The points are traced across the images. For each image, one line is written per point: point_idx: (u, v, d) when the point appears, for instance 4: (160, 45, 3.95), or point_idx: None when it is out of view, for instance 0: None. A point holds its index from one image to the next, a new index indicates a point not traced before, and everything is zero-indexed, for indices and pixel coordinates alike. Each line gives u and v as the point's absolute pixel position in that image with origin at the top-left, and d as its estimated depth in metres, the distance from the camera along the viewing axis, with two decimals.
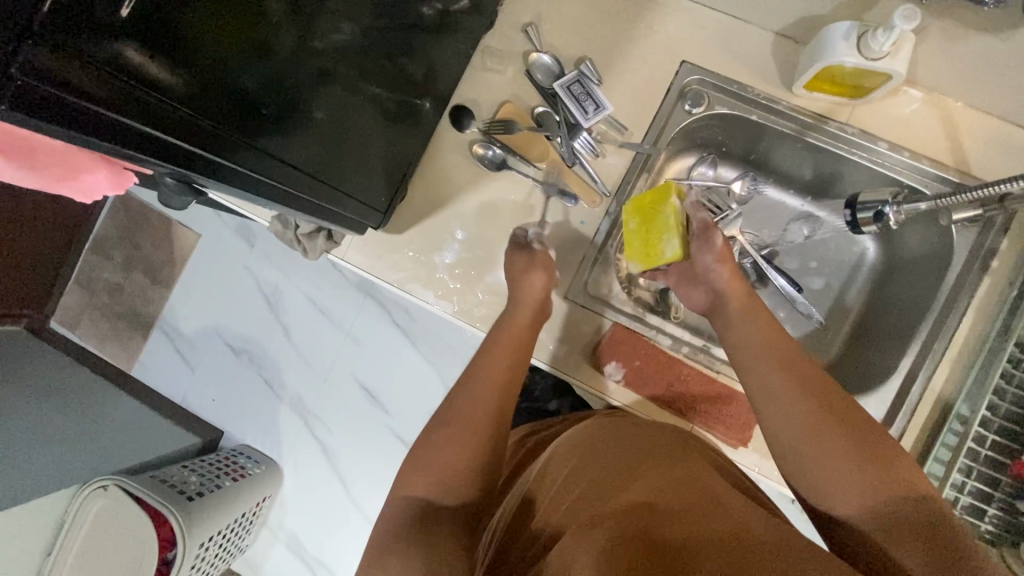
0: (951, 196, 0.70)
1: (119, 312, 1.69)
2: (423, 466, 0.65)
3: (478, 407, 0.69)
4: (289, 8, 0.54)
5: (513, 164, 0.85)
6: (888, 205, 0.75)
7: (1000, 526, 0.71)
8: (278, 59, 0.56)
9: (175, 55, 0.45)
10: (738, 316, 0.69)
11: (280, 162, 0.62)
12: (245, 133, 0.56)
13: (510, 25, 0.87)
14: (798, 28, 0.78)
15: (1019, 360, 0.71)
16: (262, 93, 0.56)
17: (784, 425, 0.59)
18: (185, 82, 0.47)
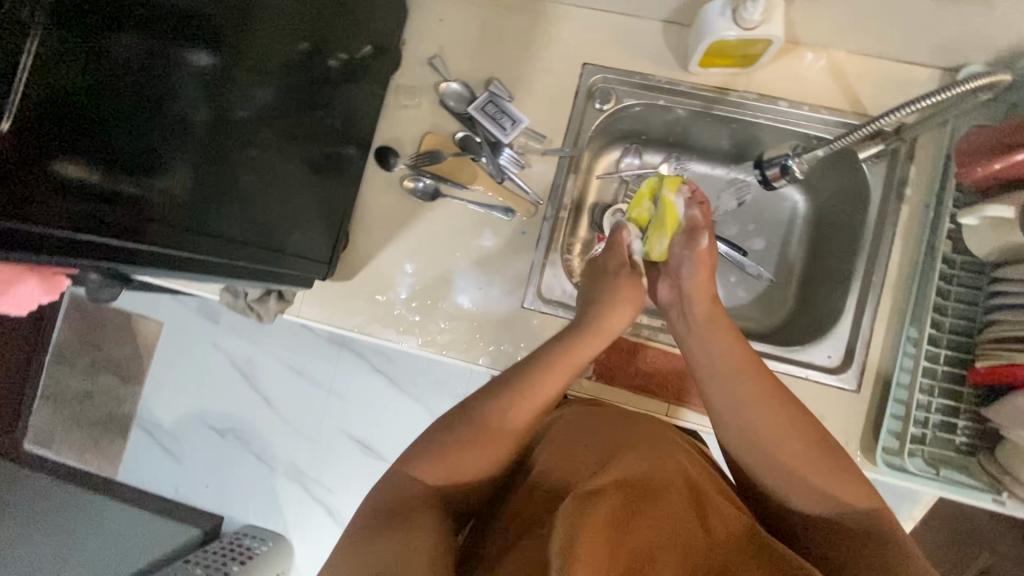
0: (843, 138, 0.74)
1: (93, 418, 1.64)
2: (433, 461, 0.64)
3: (514, 412, 0.68)
4: (200, 87, 0.57)
5: (446, 190, 0.88)
6: (792, 158, 0.76)
7: (973, 436, 0.73)
8: (198, 136, 0.58)
9: (84, 153, 0.47)
10: (704, 322, 0.74)
11: (212, 237, 0.64)
12: (169, 217, 0.57)
13: (416, 61, 0.90)
14: (681, 14, 0.83)
15: (950, 276, 0.75)
16: (184, 173, 0.58)
17: (748, 436, 0.65)
18: (102, 177, 0.49)
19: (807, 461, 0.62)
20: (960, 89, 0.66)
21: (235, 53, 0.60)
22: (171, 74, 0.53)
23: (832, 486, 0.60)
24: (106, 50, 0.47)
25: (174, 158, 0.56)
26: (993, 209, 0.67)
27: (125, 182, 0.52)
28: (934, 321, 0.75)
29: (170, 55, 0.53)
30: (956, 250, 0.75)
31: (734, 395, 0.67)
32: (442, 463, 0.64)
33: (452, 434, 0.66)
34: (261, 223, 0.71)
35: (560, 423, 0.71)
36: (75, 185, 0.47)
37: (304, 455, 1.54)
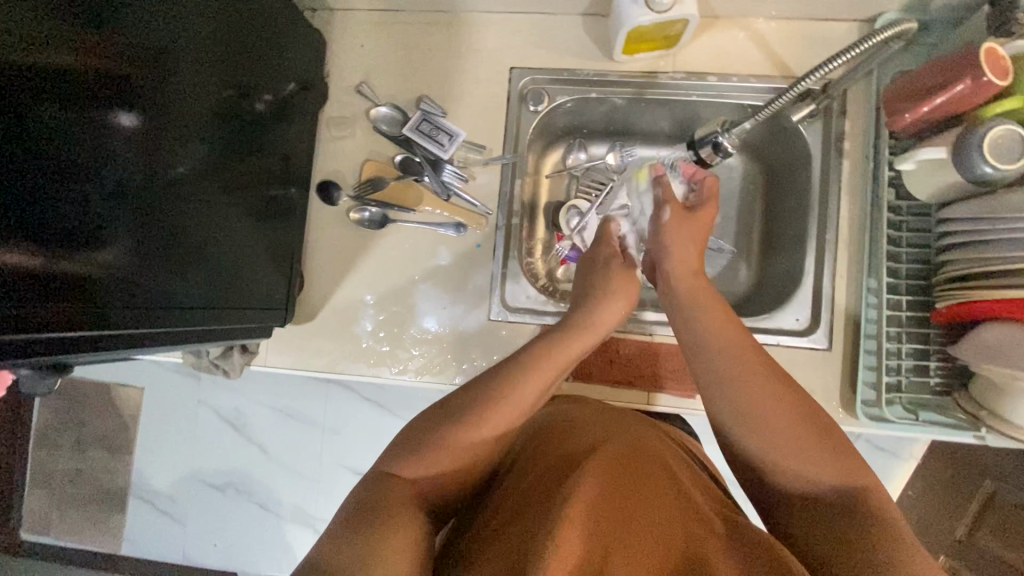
0: (766, 107, 0.72)
1: (87, 496, 1.60)
2: (425, 457, 0.62)
3: (494, 425, 0.65)
4: (129, 145, 0.58)
5: (394, 216, 0.87)
6: (721, 135, 0.76)
7: (948, 375, 0.74)
8: (134, 198, 0.59)
9: (15, 232, 0.47)
10: (689, 299, 0.73)
11: (164, 301, 0.63)
12: (114, 283, 0.57)
13: (344, 91, 0.89)
14: (597, 5, 0.82)
15: (898, 222, 0.75)
16: (124, 239, 0.58)
17: (735, 402, 0.63)
18: (39, 255, 0.50)
19: (796, 442, 0.59)
20: (877, 38, 0.66)
21: (162, 109, 0.61)
22: (99, 138, 0.54)
23: (818, 469, 0.58)
24: (32, 123, 0.48)
25: (115, 224, 0.57)
26: (927, 151, 0.67)
27: (64, 255, 0.52)
28: (890, 270, 0.75)
29: (93, 118, 0.54)
30: (901, 196, 0.76)
31: (722, 363, 0.65)
32: (432, 458, 0.62)
33: (444, 436, 0.64)
34: (218, 282, 0.71)
35: (547, 429, 0.71)
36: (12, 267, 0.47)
37: (307, 497, 1.52)
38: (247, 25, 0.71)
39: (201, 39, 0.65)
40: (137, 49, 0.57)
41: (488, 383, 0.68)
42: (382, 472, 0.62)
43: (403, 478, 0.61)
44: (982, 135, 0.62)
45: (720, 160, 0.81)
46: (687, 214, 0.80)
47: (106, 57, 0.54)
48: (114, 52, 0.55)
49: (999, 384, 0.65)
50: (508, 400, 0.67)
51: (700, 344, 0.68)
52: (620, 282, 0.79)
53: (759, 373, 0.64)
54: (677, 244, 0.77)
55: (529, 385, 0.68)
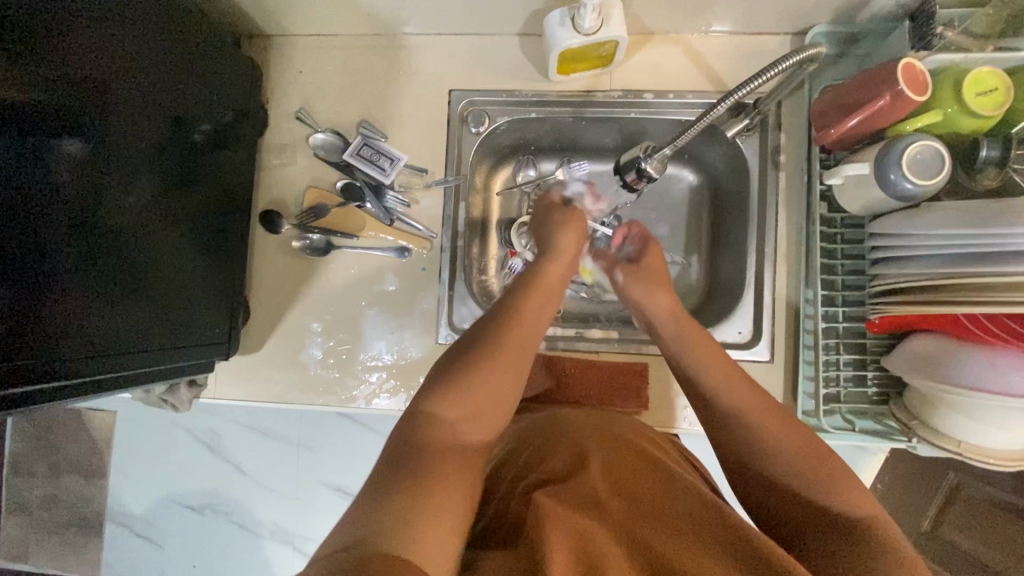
0: (682, 134, 0.70)
1: (63, 523, 1.60)
2: (454, 399, 0.62)
3: (503, 362, 0.65)
4: (73, 172, 0.59)
5: (338, 242, 0.86)
6: (643, 161, 0.75)
7: (884, 383, 0.75)
8: (80, 225, 0.60)
9: None
10: (673, 327, 0.72)
11: (106, 335, 0.63)
12: (54, 310, 0.57)
13: (283, 118, 0.89)
14: (532, 25, 0.82)
15: (833, 234, 0.76)
16: (69, 265, 0.58)
17: (720, 401, 0.64)
18: None
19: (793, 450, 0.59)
20: (776, 69, 0.66)
21: (107, 140, 0.62)
22: (41, 167, 0.56)
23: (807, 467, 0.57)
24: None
25: (52, 256, 0.57)
26: (851, 167, 0.67)
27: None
28: (827, 282, 0.76)
29: (33, 149, 0.55)
30: (834, 208, 0.76)
31: (702, 369, 0.67)
32: (455, 390, 0.62)
33: (462, 375, 0.63)
34: (163, 316, 0.71)
35: (549, 432, 0.71)
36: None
37: (285, 514, 1.52)
38: (188, 56, 0.72)
39: (147, 71, 0.66)
40: (72, 82, 0.58)
41: (496, 320, 0.69)
42: (415, 418, 0.61)
43: (432, 422, 0.60)
44: (899, 153, 0.64)
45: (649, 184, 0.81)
46: (635, 267, 0.78)
47: (39, 92, 0.55)
48: (52, 86, 0.56)
49: (928, 395, 0.66)
50: (523, 334, 0.69)
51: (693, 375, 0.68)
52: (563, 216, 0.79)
53: (731, 379, 0.65)
54: (649, 293, 0.74)
55: (531, 313, 0.71)
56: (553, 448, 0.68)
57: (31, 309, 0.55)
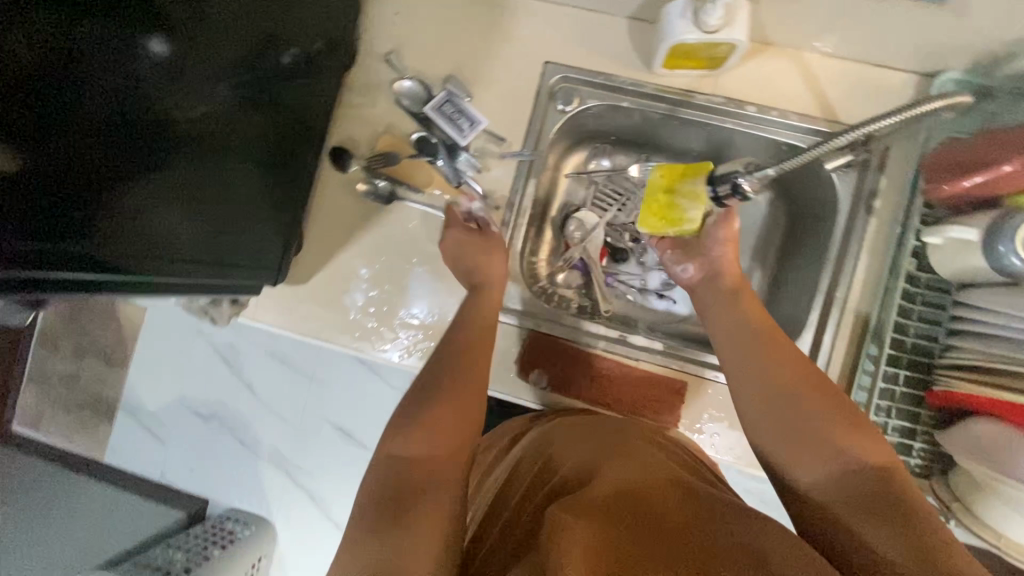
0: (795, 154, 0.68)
1: (82, 401, 1.65)
2: (425, 434, 0.65)
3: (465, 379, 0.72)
4: (151, 75, 0.58)
5: (403, 193, 0.85)
6: (740, 176, 0.72)
7: (927, 458, 0.72)
8: (150, 130, 0.59)
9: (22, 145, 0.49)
10: (727, 293, 0.77)
11: (164, 244, 0.63)
12: (118, 212, 0.57)
13: (372, 57, 0.87)
14: (646, 11, 0.78)
15: (914, 294, 0.72)
16: (137, 170, 0.58)
17: (745, 386, 0.68)
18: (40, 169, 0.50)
19: (812, 421, 0.62)
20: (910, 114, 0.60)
21: (189, 48, 0.61)
22: (120, 65, 0.55)
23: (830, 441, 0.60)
24: (45, 41, 0.49)
25: (122, 162, 0.57)
26: (957, 231, 0.64)
27: (63, 179, 0.52)
28: (895, 341, 0.72)
29: (116, 44, 0.54)
30: (923, 267, 0.72)
31: (734, 345, 0.71)
32: (415, 437, 0.65)
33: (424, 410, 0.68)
34: (219, 232, 0.71)
35: (553, 445, 0.74)
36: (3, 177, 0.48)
37: (286, 441, 1.56)
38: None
39: None
40: None
41: (455, 365, 0.73)
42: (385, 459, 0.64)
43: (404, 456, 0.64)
44: (1015, 226, 0.59)
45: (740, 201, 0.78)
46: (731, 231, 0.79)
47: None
48: None
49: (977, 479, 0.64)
50: (474, 376, 0.73)
51: (733, 346, 0.71)
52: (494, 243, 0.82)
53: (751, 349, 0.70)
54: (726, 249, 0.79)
55: (483, 355, 0.75)
56: (563, 460, 0.71)
57: (96, 207, 0.55)
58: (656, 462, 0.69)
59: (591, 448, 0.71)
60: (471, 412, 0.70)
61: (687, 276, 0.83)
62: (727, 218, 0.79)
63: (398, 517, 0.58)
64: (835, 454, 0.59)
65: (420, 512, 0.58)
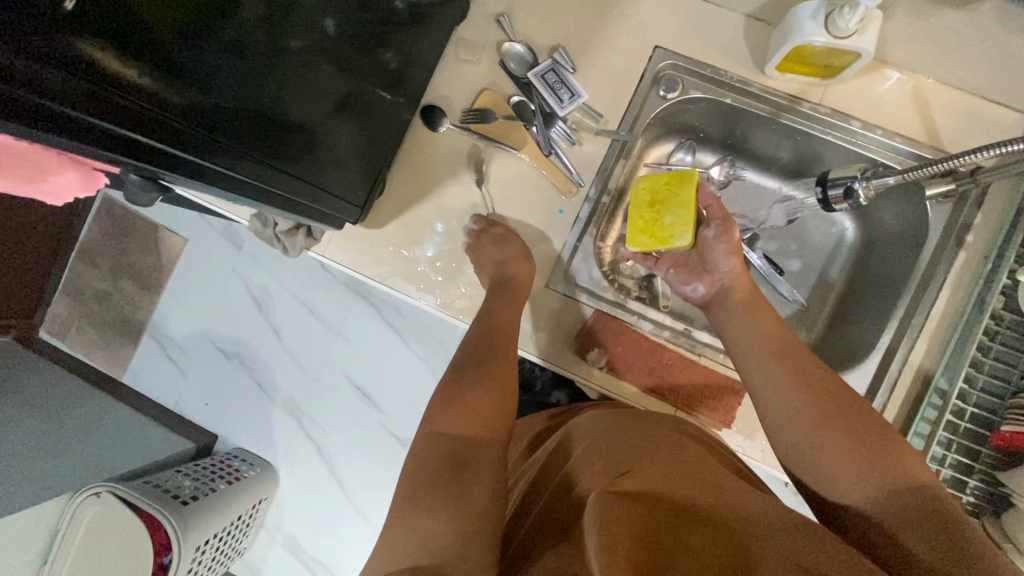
0: (915, 169, 0.69)
1: (108, 319, 1.60)
2: (451, 434, 0.67)
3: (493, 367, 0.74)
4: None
5: (491, 153, 0.86)
6: (858, 183, 0.74)
7: (980, 497, 0.72)
8: (255, 49, 0.56)
9: (144, 49, 0.45)
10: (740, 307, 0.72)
11: (263, 162, 0.62)
12: (221, 129, 0.55)
13: (482, 16, 0.87)
14: (768, 10, 0.78)
15: (995, 332, 0.71)
16: (240, 88, 0.56)
17: (774, 409, 0.63)
18: (157, 76, 0.47)
19: (838, 443, 0.59)
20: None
21: None
22: None
23: (865, 466, 0.57)
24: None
25: (221, 74, 0.53)
26: None
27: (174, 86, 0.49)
28: (967, 376, 0.72)
29: None
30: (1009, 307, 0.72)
31: (763, 363, 0.66)
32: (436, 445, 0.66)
33: (456, 399, 0.71)
34: (307, 153, 0.69)
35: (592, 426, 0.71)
36: (115, 77, 0.44)
37: (303, 390, 1.50)
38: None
39: None
40: None
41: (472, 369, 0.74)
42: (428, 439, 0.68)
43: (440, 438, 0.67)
44: None
45: (847, 207, 0.80)
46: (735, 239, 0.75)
47: None
48: None
49: None
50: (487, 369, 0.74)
51: (758, 363, 0.66)
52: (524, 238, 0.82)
53: (774, 368, 0.65)
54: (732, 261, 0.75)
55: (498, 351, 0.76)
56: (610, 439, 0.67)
57: (205, 121, 0.53)
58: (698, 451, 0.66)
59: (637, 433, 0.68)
60: (485, 404, 0.71)
61: (699, 292, 0.78)
62: (726, 228, 0.75)
63: (431, 492, 0.61)
64: (870, 473, 0.57)
65: (452, 492, 0.60)
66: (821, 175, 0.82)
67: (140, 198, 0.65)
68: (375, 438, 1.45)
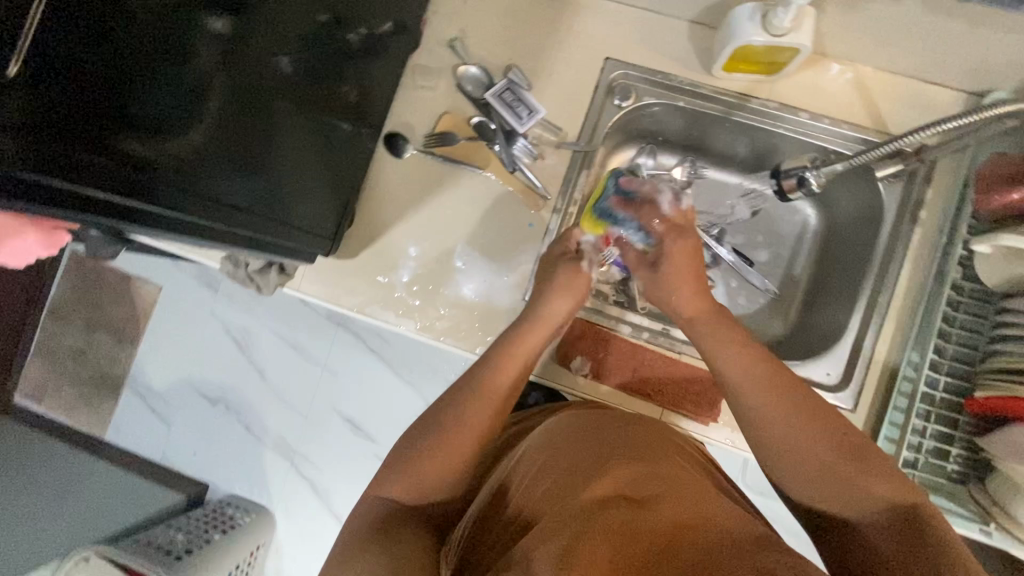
0: (863, 154, 0.72)
1: (85, 376, 1.56)
2: (420, 464, 0.64)
3: (489, 394, 0.69)
4: (222, 44, 0.54)
5: (456, 174, 0.87)
6: (808, 171, 0.77)
7: (965, 465, 0.73)
8: (215, 97, 0.55)
9: (100, 107, 0.45)
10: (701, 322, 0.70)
11: (220, 202, 0.62)
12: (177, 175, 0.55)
13: (435, 42, 0.89)
14: (710, 15, 0.82)
15: (957, 302, 0.74)
16: (200, 135, 0.55)
17: (763, 412, 0.62)
18: (113, 130, 0.47)
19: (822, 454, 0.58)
20: (981, 116, 0.65)
21: (257, 16, 0.57)
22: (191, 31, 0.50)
23: (847, 485, 0.57)
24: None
25: (181, 124, 0.53)
26: (1011, 239, 0.65)
27: (131, 139, 0.48)
28: (936, 347, 0.74)
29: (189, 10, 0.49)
30: (968, 277, 0.75)
31: (753, 372, 0.64)
32: (407, 486, 0.63)
33: (437, 425, 0.66)
34: (270, 190, 0.69)
35: (561, 433, 0.68)
36: (68, 135, 0.43)
37: (293, 429, 1.47)
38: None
39: None
40: None
41: (458, 400, 0.68)
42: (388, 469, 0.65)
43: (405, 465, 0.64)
44: None
45: (802, 196, 0.82)
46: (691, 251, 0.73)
47: None
48: None
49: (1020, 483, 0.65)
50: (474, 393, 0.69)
51: (750, 372, 0.64)
52: (569, 275, 0.76)
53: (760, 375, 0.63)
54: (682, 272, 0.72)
55: (498, 391, 0.69)
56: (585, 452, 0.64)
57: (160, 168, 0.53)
58: (673, 462, 0.64)
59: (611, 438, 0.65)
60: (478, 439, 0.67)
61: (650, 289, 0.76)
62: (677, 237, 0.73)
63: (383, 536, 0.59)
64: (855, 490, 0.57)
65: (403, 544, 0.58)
66: (775, 166, 0.83)
67: (102, 251, 0.66)
68: (369, 469, 1.44)
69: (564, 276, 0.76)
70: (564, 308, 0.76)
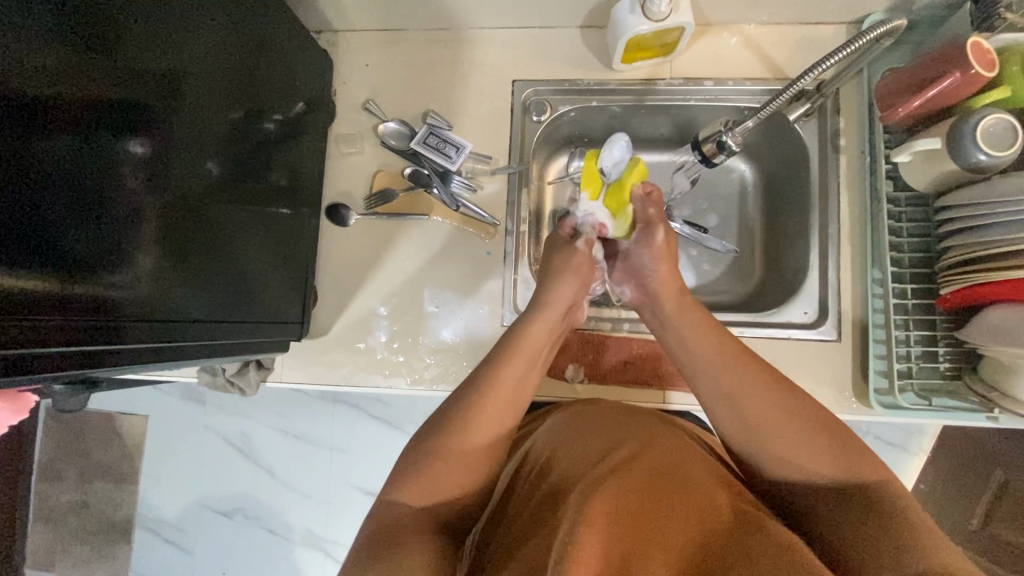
0: (769, 104, 0.75)
1: (91, 529, 1.50)
2: (429, 466, 0.62)
3: (500, 391, 0.67)
4: (144, 171, 0.55)
5: (405, 226, 0.89)
6: (725, 134, 0.80)
7: (955, 360, 0.75)
8: (151, 219, 0.56)
9: (35, 260, 0.45)
10: (673, 316, 0.72)
11: (186, 319, 0.62)
12: (137, 306, 0.55)
13: (350, 109, 0.92)
14: (595, 17, 0.86)
15: (899, 215, 0.78)
16: (146, 260, 0.56)
17: (716, 390, 0.64)
18: (55, 282, 0.47)
19: (780, 430, 0.60)
20: (863, 40, 0.69)
21: (172, 134, 0.58)
22: (110, 166, 0.51)
23: (810, 457, 0.59)
24: (14, 150, 0.44)
25: (126, 255, 0.54)
26: (923, 142, 0.70)
27: (75, 288, 0.49)
28: (894, 259, 0.78)
29: (105, 146, 0.51)
30: (900, 187, 0.79)
31: (704, 365, 0.66)
32: (422, 493, 0.62)
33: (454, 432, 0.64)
34: (232, 292, 0.69)
35: (563, 435, 0.67)
36: (10, 297, 0.43)
37: (316, 519, 1.43)
38: (257, 47, 0.70)
39: (208, 56, 0.62)
40: (142, 77, 0.54)
41: (472, 388, 0.67)
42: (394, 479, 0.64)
43: (413, 468, 0.63)
44: (974, 127, 0.66)
45: (725, 159, 0.85)
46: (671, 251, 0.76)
47: (107, 89, 0.51)
48: (122, 80, 0.52)
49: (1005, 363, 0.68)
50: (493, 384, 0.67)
51: (703, 362, 0.67)
52: (575, 258, 0.78)
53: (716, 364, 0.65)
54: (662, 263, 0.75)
55: (498, 389, 0.67)
56: (594, 443, 0.63)
57: (118, 304, 0.53)
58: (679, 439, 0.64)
59: (616, 431, 0.65)
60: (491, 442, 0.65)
61: (627, 298, 0.81)
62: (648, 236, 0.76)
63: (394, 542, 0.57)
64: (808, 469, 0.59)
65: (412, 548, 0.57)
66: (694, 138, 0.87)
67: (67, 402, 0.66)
68: None
69: (569, 261, 0.78)
70: (572, 290, 0.76)
